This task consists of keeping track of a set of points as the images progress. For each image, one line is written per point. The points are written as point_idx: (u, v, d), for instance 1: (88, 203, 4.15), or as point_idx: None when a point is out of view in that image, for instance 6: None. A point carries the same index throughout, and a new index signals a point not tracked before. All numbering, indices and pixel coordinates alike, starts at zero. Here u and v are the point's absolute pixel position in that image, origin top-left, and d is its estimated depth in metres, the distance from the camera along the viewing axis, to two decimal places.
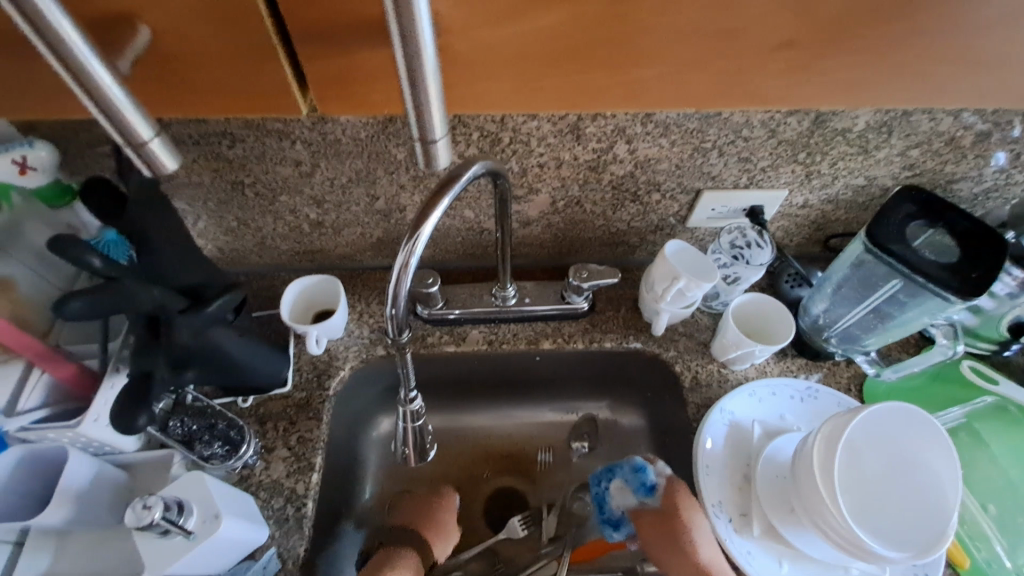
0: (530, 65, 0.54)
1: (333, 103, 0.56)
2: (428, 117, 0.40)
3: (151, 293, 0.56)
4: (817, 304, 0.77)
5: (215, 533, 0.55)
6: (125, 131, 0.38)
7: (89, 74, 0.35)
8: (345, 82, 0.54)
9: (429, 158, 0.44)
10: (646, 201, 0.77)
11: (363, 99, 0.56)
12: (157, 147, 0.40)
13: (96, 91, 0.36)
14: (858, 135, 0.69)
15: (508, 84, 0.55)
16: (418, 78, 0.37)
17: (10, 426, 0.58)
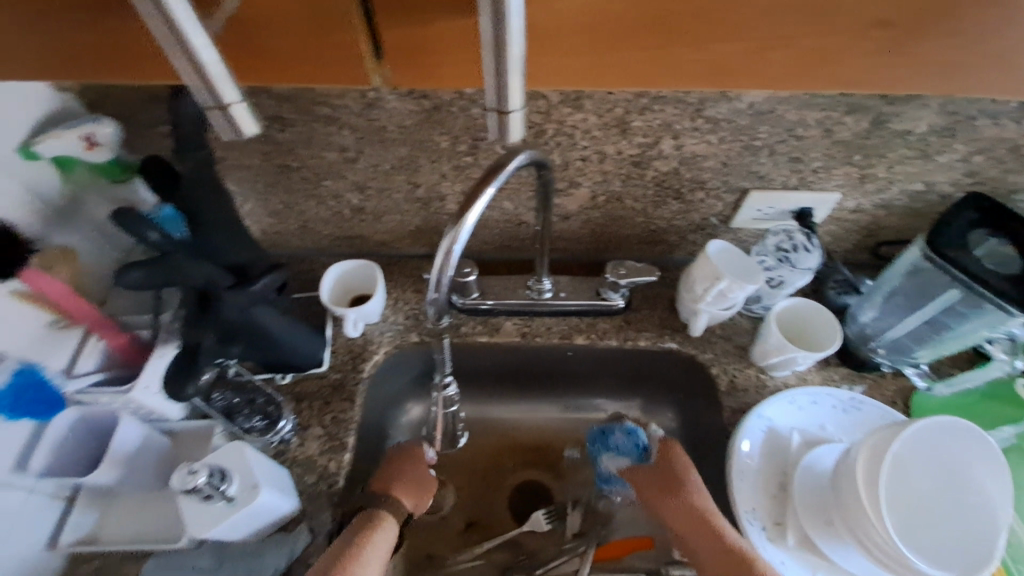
0: (613, 39, 0.40)
1: (402, 72, 0.44)
2: (505, 86, 0.35)
3: (203, 268, 0.58)
4: (865, 312, 0.74)
5: (253, 501, 0.57)
6: (209, 93, 0.34)
7: (182, 32, 0.31)
8: (408, 54, 0.42)
9: (501, 133, 0.38)
10: (689, 199, 0.75)
11: (426, 73, 0.44)
12: (241, 114, 0.36)
13: (187, 51, 0.32)
14: (919, 138, 0.66)
15: (583, 65, 0.41)
16: (502, 49, 0.33)
17: (68, 387, 0.61)
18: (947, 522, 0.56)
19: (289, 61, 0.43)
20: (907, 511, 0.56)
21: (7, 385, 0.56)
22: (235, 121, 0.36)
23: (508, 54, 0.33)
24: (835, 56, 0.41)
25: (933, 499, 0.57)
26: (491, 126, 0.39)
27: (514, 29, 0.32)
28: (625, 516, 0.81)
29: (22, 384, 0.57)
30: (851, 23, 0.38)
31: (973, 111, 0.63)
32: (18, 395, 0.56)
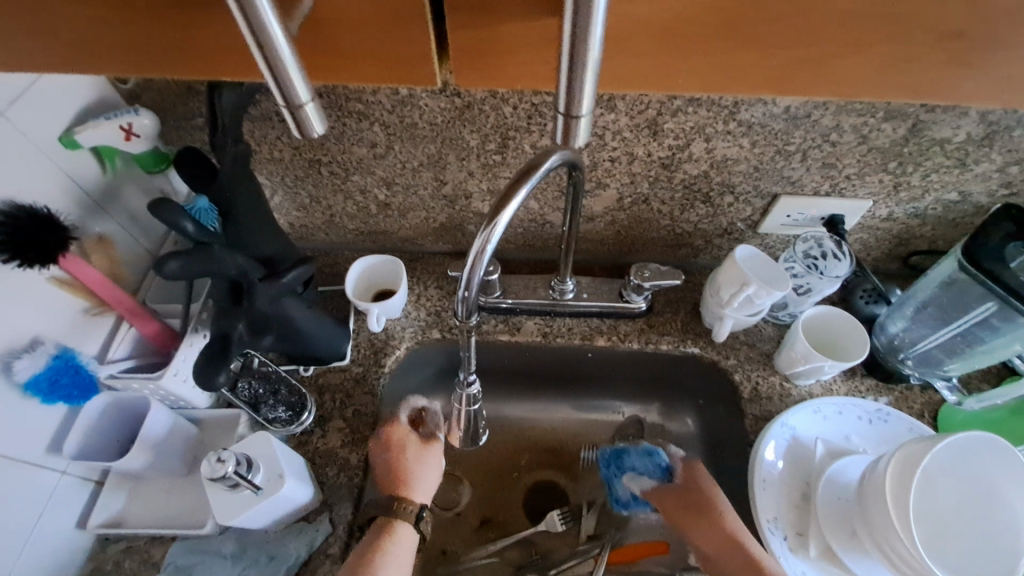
0: (683, 42, 0.38)
1: (471, 74, 0.41)
2: (576, 96, 0.35)
3: (236, 259, 0.58)
4: (895, 323, 0.73)
5: (278, 491, 0.58)
6: (284, 90, 0.33)
7: (260, 26, 0.30)
8: (475, 54, 0.40)
9: (566, 134, 0.38)
10: (717, 203, 0.74)
11: (491, 73, 0.41)
12: (311, 114, 0.35)
13: (267, 47, 0.31)
14: (957, 147, 0.65)
15: (648, 68, 0.40)
16: (579, 53, 0.32)
17: (102, 373, 0.63)
18: (973, 537, 0.55)
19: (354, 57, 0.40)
20: (933, 522, 0.56)
21: (45, 368, 0.57)
22: (304, 119, 0.35)
23: (584, 63, 0.32)
24: (901, 65, 0.38)
25: (959, 513, 0.56)
26: (556, 128, 0.39)
27: (594, 38, 0.31)
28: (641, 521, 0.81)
29: (60, 367, 0.58)
30: (919, 34, 0.36)
31: (1013, 121, 0.62)
32: (55, 378, 0.58)
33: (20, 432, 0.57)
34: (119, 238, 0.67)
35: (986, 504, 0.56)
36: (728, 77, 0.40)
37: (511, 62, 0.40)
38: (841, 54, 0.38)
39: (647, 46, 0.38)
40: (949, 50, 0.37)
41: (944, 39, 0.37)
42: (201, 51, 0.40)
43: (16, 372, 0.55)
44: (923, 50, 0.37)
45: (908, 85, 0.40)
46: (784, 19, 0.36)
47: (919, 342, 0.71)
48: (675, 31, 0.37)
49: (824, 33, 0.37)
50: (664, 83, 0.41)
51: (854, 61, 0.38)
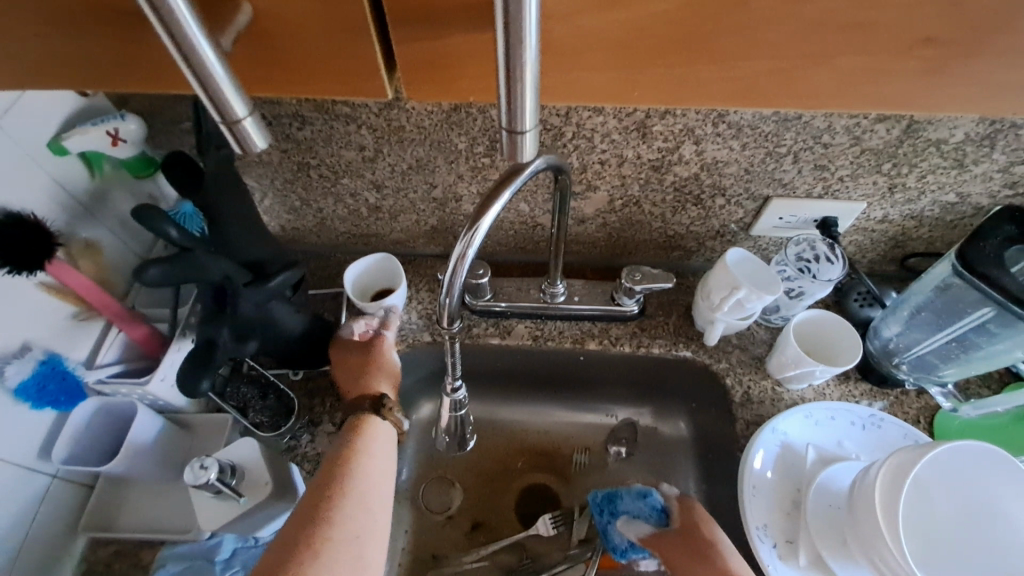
0: (643, 53, 0.38)
1: (422, 86, 0.43)
2: (516, 109, 0.34)
3: (221, 264, 0.58)
4: (889, 327, 0.72)
5: (262, 498, 0.58)
6: (220, 107, 0.34)
7: (188, 46, 0.30)
8: (425, 66, 0.42)
9: (513, 151, 0.37)
10: (708, 205, 0.74)
11: (442, 86, 0.43)
12: (252, 129, 0.35)
13: (196, 63, 0.31)
14: (954, 147, 0.64)
15: (607, 80, 0.41)
16: (516, 73, 0.32)
17: (90, 378, 0.63)
18: (970, 549, 0.54)
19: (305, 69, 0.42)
20: (929, 535, 0.54)
21: (33, 373, 0.58)
22: (245, 136, 0.35)
23: (521, 71, 0.32)
24: (876, 72, 0.39)
25: (956, 524, 0.55)
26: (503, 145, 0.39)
27: (529, 49, 0.31)
28: None
29: (47, 373, 0.59)
30: (893, 39, 0.37)
31: (1015, 121, 0.60)
32: (42, 384, 0.58)
33: (9, 437, 0.57)
34: (108, 243, 0.67)
35: (981, 513, 0.55)
36: (691, 90, 0.41)
37: (458, 77, 0.43)
38: (819, 60, 0.38)
39: (611, 57, 0.39)
40: (928, 55, 0.38)
41: (918, 45, 0.37)
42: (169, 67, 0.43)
43: (6, 378, 0.56)
44: (900, 58, 0.38)
45: (884, 93, 0.40)
46: (750, 31, 0.36)
47: (914, 347, 0.70)
48: (635, 42, 0.38)
49: (797, 38, 0.37)
50: (631, 91, 0.41)
51: (823, 71, 0.39)
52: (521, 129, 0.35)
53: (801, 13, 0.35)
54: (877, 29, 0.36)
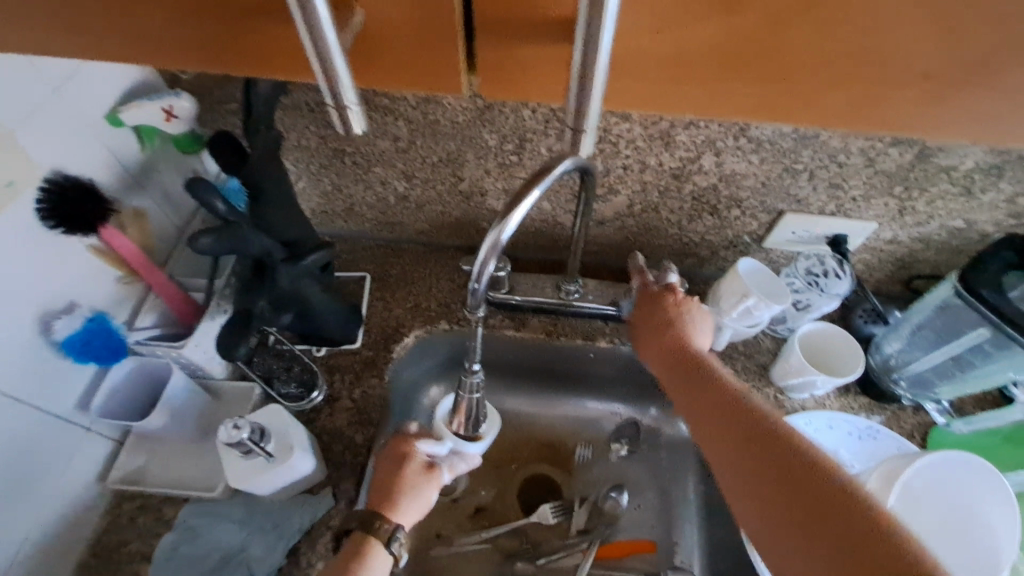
0: (685, 69, 0.37)
1: (494, 86, 0.40)
2: (585, 111, 0.36)
3: (262, 239, 0.62)
4: (890, 343, 0.75)
5: (288, 462, 0.61)
6: (333, 94, 0.34)
7: (321, 38, 0.30)
8: (496, 67, 0.39)
9: (574, 146, 0.40)
10: (724, 215, 0.76)
11: (513, 87, 0.40)
12: (355, 116, 0.36)
13: (323, 57, 0.31)
14: (964, 175, 0.67)
15: (652, 93, 0.39)
16: (587, 78, 0.33)
17: (131, 338, 0.67)
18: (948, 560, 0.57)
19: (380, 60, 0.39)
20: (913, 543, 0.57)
21: (80, 330, 0.61)
22: (348, 120, 0.36)
23: (593, 76, 0.33)
24: None
25: (939, 535, 0.57)
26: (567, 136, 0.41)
27: (604, 51, 0.32)
28: (630, 519, 0.84)
29: (93, 330, 0.62)
30: (895, 74, 0.36)
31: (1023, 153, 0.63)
32: (87, 340, 0.62)
33: (53, 388, 0.61)
34: (153, 214, 0.71)
35: (964, 529, 0.58)
36: (727, 111, 0.40)
37: (529, 78, 0.39)
38: (832, 88, 0.37)
39: (656, 73, 0.38)
40: (925, 91, 0.37)
41: (917, 79, 0.36)
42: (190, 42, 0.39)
43: (55, 331, 0.60)
44: (901, 90, 0.37)
45: (884, 121, 0.39)
46: (781, 57, 0.36)
47: (913, 363, 0.73)
48: (678, 61, 0.37)
49: (814, 64, 0.36)
50: (671, 103, 0.40)
51: (833, 99, 0.38)
52: (584, 129, 0.37)
53: (819, 44, 0.34)
54: (884, 65, 0.35)
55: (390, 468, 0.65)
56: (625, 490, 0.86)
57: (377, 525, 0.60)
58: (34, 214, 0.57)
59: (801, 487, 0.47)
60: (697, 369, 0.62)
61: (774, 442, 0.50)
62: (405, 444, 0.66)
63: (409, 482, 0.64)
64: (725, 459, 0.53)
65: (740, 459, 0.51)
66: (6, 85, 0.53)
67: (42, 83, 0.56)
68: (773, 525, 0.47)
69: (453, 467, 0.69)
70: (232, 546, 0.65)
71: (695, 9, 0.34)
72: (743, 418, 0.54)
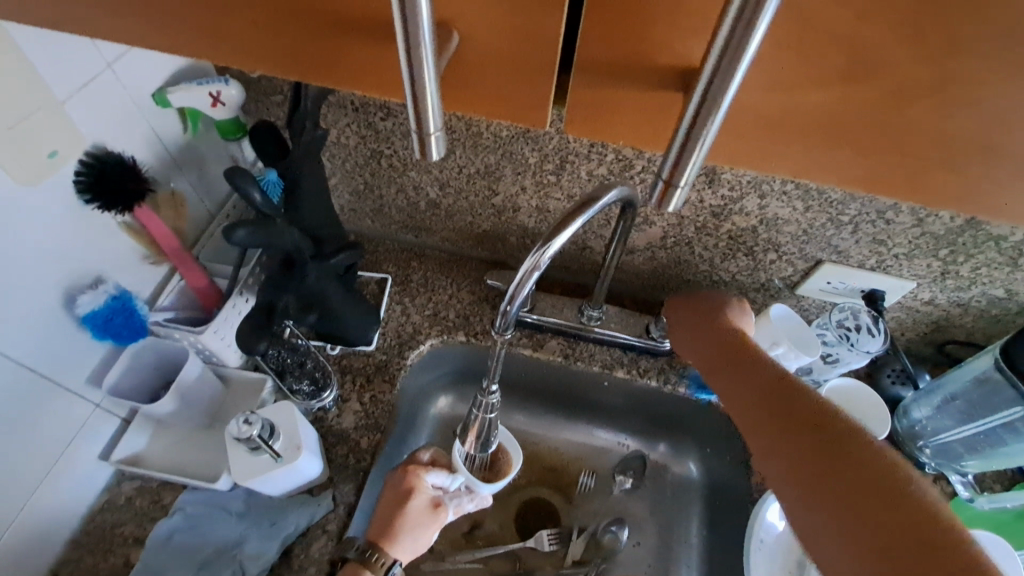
0: (789, 135, 0.32)
1: (581, 128, 0.36)
2: (682, 160, 0.31)
3: (294, 234, 0.61)
4: (920, 409, 0.72)
5: (294, 461, 0.59)
6: (417, 115, 0.31)
7: (416, 64, 0.28)
8: (590, 106, 0.34)
9: (658, 200, 0.33)
10: (759, 258, 0.75)
11: (601, 130, 0.35)
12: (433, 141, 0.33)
13: (414, 76, 0.29)
14: (1014, 246, 0.65)
15: (751, 149, 0.34)
16: (698, 126, 0.28)
17: (152, 317, 0.67)
18: None
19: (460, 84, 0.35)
20: None
21: (103, 306, 0.61)
22: (426, 145, 0.33)
23: (700, 136, 0.29)
24: None
25: None
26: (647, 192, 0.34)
27: (721, 109, 0.27)
28: (628, 556, 0.82)
29: (116, 308, 0.61)
30: (1002, 162, 0.31)
31: None
32: (110, 317, 0.61)
33: (68, 363, 0.61)
34: (189, 197, 0.71)
35: None
36: (828, 175, 0.34)
37: (620, 122, 0.35)
38: None
39: (758, 129, 0.32)
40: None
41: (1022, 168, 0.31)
42: (250, 42, 0.36)
43: (78, 305, 0.59)
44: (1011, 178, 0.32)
45: None
46: (901, 132, 0.31)
47: (942, 433, 0.70)
48: (784, 123, 0.32)
49: None
50: (770, 164, 0.34)
51: (948, 180, 0.33)
52: (680, 183, 0.31)
53: (940, 122, 0.30)
54: (1004, 154, 0.31)
55: (394, 500, 0.64)
56: (626, 525, 0.83)
57: (374, 557, 0.59)
58: (73, 186, 0.57)
59: (846, 474, 0.46)
60: (738, 356, 0.61)
61: (820, 426, 0.49)
62: (412, 477, 0.66)
63: (414, 516, 0.63)
64: (763, 447, 0.52)
65: (782, 446, 0.50)
66: (63, 57, 0.53)
67: (97, 57, 0.56)
68: (809, 505, 0.47)
69: (459, 507, 0.68)
70: (225, 540, 0.64)
71: (814, 72, 0.29)
72: (788, 405, 0.52)
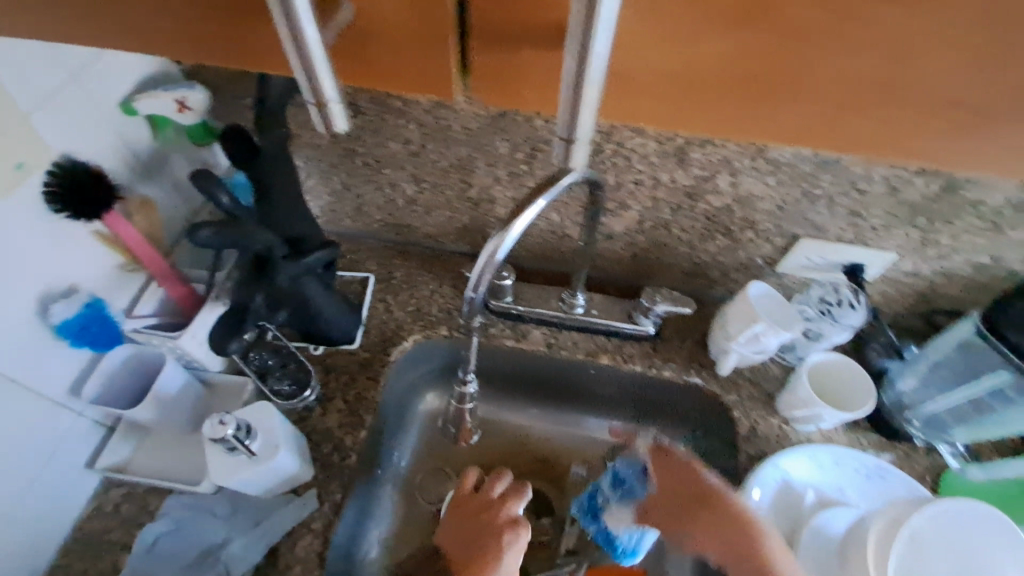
0: (686, 88, 0.34)
1: (488, 93, 0.37)
2: (576, 118, 0.33)
3: (264, 234, 0.61)
4: (904, 381, 0.72)
5: (271, 460, 0.60)
6: (312, 88, 0.32)
7: (300, 32, 0.29)
8: (494, 73, 0.36)
9: (562, 158, 0.36)
10: (737, 237, 0.74)
11: (511, 95, 0.37)
12: (336, 112, 0.34)
13: (302, 49, 0.30)
14: (992, 210, 0.64)
15: (659, 106, 0.35)
16: (580, 85, 0.31)
17: (127, 326, 0.67)
18: None
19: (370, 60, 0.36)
20: None
21: (78, 314, 0.61)
22: (329, 117, 0.34)
23: (586, 89, 0.31)
24: None
25: None
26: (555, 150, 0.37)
27: (598, 58, 0.29)
28: None
29: (90, 315, 0.62)
30: (919, 101, 0.32)
31: None
32: (84, 325, 0.62)
33: (47, 373, 0.61)
34: (161, 203, 0.72)
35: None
36: (739, 127, 0.35)
37: (526, 86, 0.37)
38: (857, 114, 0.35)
39: (662, 84, 0.34)
40: (959, 119, 0.33)
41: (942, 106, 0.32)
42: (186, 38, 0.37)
43: (50, 315, 0.59)
44: (927, 118, 0.33)
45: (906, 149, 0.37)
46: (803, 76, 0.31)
47: (928, 403, 0.69)
48: (689, 74, 0.33)
49: None
50: (682, 124, 0.36)
51: (857, 122, 0.34)
52: (575, 139, 0.34)
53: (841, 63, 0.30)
54: None
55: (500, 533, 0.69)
56: None
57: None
58: (42, 198, 0.57)
59: None
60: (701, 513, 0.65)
61: None
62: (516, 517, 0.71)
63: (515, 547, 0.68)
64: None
65: None
66: (24, 68, 0.53)
67: (62, 68, 0.56)
68: None
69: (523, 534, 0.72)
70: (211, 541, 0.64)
71: (703, 19, 0.30)
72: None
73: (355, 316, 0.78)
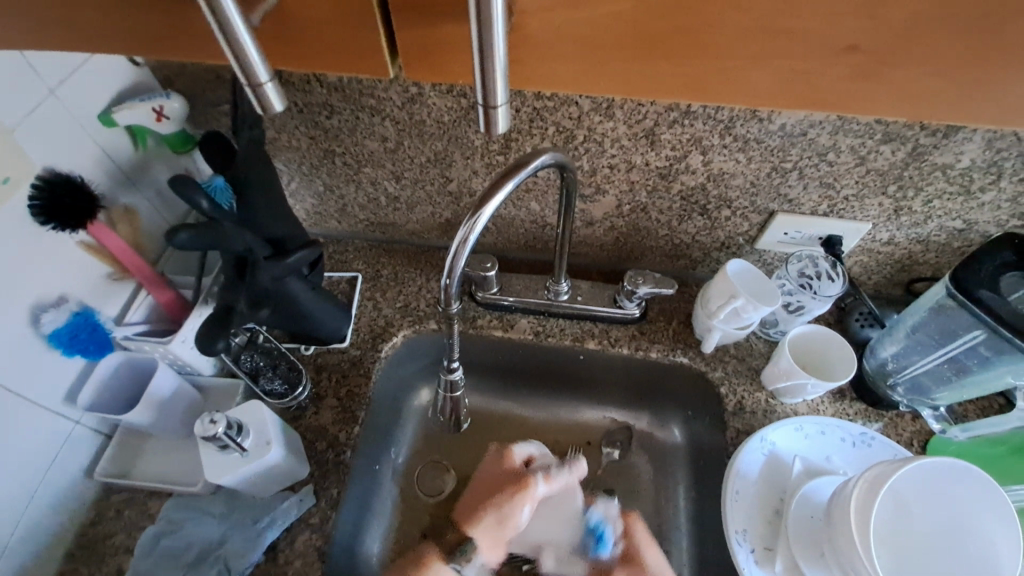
0: (600, 50, 0.38)
1: (419, 68, 0.41)
2: (490, 85, 0.35)
3: (243, 236, 0.62)
4: (886, 347, 0.72)
5: (264, 456, 0.62)
6: (244, 72, 0.35)
7: (227, 20, 0.32)
8: (420, 50, 0.40)
9: (486, 125, 0.39)
10: (714, 216, 0.75)
11: (438, 70, 0.41)
12: (271, 93, 0.37)
13: (230, 35, 0.33)
14: (961, 173, 0.64)
15: (576, 71, 0.40)
16: (488, 52, 0.33)
17: (117, 334, 0.68)
18: (942, 565, 0.54)
19: (305, 39, 0.40)
20: (904, 548, 0.55)
21: (67, 323, 0.63)
22: (264, 97, 0.37)
23: (493, 58, 0.33)
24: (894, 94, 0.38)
25: (930, 543, 0.55)
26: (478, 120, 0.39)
27: (498, 27, 0.32)
28: None
29: (79, 324, 0.64)
30: (815, 45, 0.36)
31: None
32: (74, 333, 0.63)
33: (42, 384, 0.63)
34: (145, 212, 0.73)
35: (958, 534, 0.55)
36: (647, 86, 0.40)
37: (451, 61, 0.40)
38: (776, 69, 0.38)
39: (576, 48, 0.38)
40: (849, 63, 0.37)
41: (840, 54, 0.36)
42: (159, 37, 0.41)
43: (42, 325, 0.61)
44: (827, 64, 0.37)
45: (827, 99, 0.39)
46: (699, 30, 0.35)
47: (909, 367, 0.70)
48: (595, 37, 0.37)
49: (738, 42, 0.36)
50: (596, 85, 0.41)
51: (754, 72, 0.38)
52: (493, 105, 0.37)
53: (728, 17, 0.35)
54: (810, 39, 0.35)
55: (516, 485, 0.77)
56: (616, 496, 0.83)
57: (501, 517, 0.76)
58: (28, 211, 0.58)
59: None
60: None
61: None
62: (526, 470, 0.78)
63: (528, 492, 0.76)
64: None
65: None
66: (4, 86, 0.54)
67: (39, 84, 0.58)
68: None
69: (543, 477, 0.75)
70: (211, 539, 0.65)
71: None
72: None
73: (344, 314, 0.79)
